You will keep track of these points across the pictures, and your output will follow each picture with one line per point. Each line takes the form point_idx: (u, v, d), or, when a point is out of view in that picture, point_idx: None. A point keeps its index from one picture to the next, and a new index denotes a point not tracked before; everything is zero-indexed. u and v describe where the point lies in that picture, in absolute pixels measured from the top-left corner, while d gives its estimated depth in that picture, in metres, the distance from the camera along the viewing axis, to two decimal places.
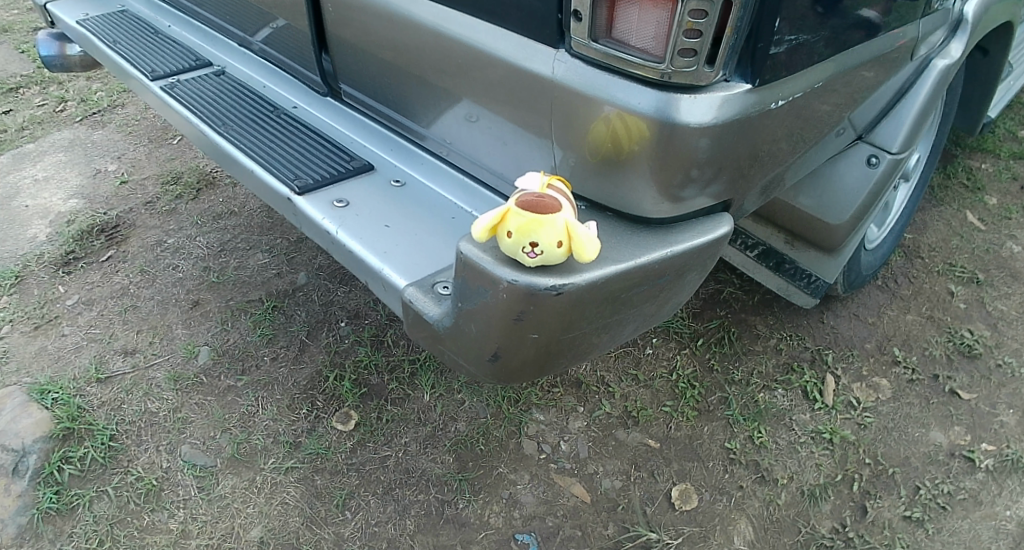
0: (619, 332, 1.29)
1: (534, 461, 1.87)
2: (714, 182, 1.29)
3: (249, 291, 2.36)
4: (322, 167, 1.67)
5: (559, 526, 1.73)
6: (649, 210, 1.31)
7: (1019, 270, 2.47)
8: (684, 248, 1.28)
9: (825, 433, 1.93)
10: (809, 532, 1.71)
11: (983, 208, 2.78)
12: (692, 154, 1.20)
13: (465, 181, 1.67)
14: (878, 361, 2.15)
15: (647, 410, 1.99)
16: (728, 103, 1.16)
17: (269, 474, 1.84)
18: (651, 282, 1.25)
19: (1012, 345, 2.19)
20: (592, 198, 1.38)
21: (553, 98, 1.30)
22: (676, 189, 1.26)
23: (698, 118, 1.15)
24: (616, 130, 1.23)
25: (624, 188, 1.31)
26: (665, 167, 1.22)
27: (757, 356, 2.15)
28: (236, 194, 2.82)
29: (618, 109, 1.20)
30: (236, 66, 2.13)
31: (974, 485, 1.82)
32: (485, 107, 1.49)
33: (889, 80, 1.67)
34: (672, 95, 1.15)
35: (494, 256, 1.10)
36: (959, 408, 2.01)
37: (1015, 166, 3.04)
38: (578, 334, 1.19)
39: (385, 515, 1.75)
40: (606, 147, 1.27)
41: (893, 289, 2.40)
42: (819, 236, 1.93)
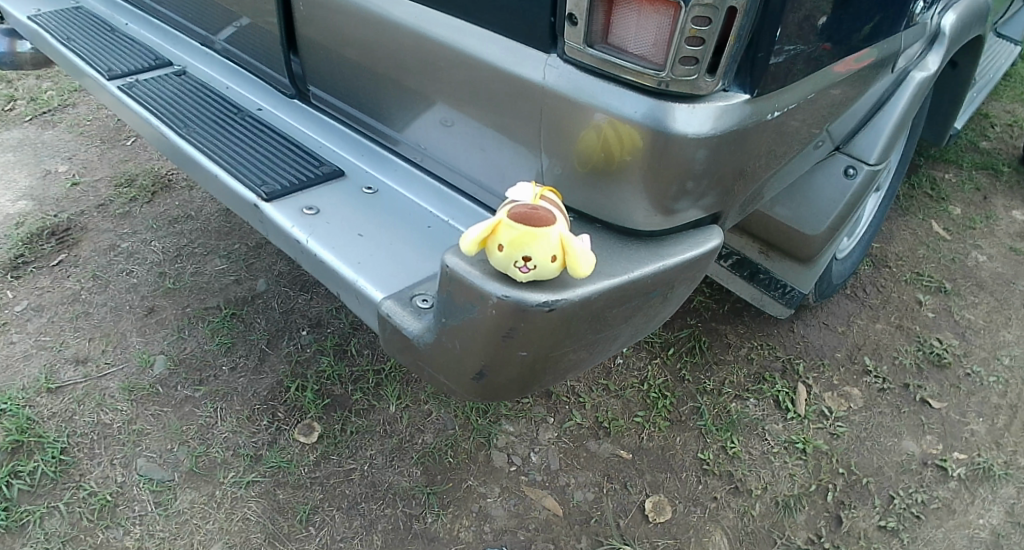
0: (606, 347, 1.26)
1: (504, 473, 1.82)
2: (707, 195, 1.26)
3: (207, 297, 2.28)
4: (290, 172, 1.61)
5: (530, 540, 1.68)
6: (640, 222, 1.28)
7: (984, 279, 2.48)
8: (675, 262, 1.26)
9: (799, 443, 1.90)
10: (785, 543, 1.68)
11: (948, 218, 2.80)
12: (688, 165, 1.17)
13: (441, 188, 1.61)
14: (848, 370, 2.13)
15: (620, 420, 1.94)
16: (726, 113, 1.14)
17: (228, 488, 1.76)
18: (642, 297, 1.22)
19: (980, 354, 2.20)
20: (580, 207, 1.35)
21: (541, 105, 1.26)
22: (670, 200, 1.23)
23: (696, 128, 1.13)
24: (608, 139, 1.20)
25: (615, 199, 1.28)
26: (660, 178, 1.19)
27: (730, 365, 2.12)
28: (192, 198, 2.74)
29: (613, 118, 1.17)
30: (197, 66, 2.06)
31: (946, 494, 1.82)
32: (463, 111, 1.45)
33: (868, 92, 1.67)
34: (669, 104, 1.12)
35: (483, 270, 1.06)
36: (930, 417, 2.00)
37: (978, 176, 3.08)
38: (566, 351, 1.15)
39: (351, 531, 1.69)
40: (598, 156, 1.23)
41: (862, 299, 2.39)
42: (795, 247, 1.91)
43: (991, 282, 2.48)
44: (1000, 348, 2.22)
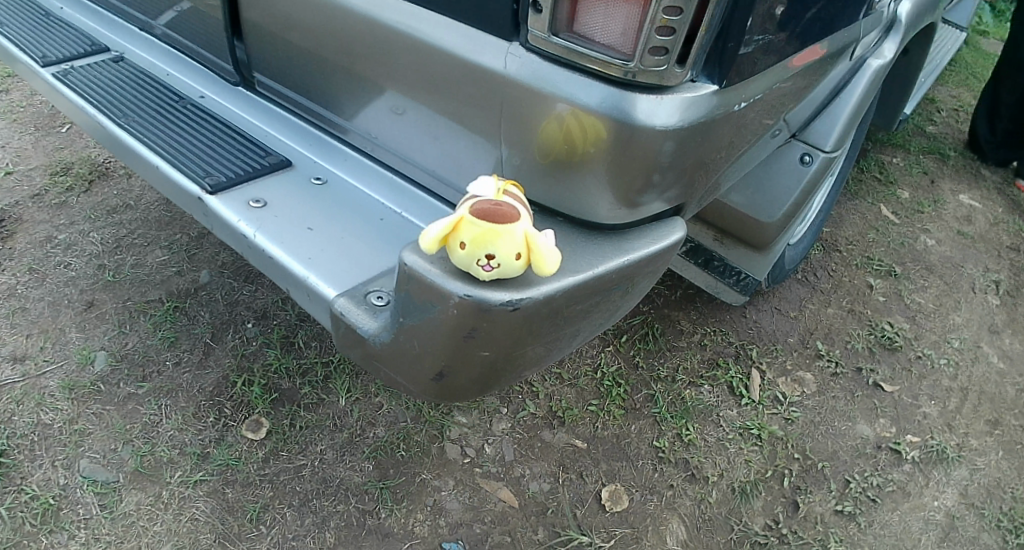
0: (567, 343, 1.24)
1: (458, 465, 1.79)
2: (672, 189, 1.25)
3: (148, 290, 2.21)
4: (235, 163, 1.54)
5: (487, 533, 1.66)
6: (604, 216, 1.27)
7: (933, 262, 2.52)
8: (638, 257, 1.25)
9: (754, 429, 1.89)
10: (742, 529, 1.69)
11: (896, 201, 2.83)
12: (655, 158, 1.16)
13: (393, 178, 1.57)
14: (801, 355, 2.13)
15: (573, 410, 1.91)
16: (694, 105, 1.13)
17: (175, 488, 1.70)
18: (604, 292, 1.21)
19: (930, 338, 2.22)
20: (540, 201, 1.32)
21: (501, 96, 1.23)
22: (634, 194, 1.22)
23: (663, 120, 1.11)
24: (571, 131, 1.17)
25: (578, 192, 1.25)
26: (626, 171, 1.18)
27: (683, 352, 2.10)
28: (132, 187, 2.65)
29: (577, 109, 1.14)
30: (135, 52, 1.99)
31: (901, 477, 1.85)
32: (414, 98, 1.40)
33: (826, 79, 1.68)
34: (637, 96, 1.10)
35: (444, 268, 1.03)
36: (883, 401, 2.02)
37: (924, 160, 3.12)
38: (528, 349, 1.13)
39: (303, 529, 1.65)
40: (560, 149, 1.21)
41: (813, 283, 2.39)
42: (748, 234, 1.88)
43: (939, 266, 2.51)
44: (949, 331, 2.25)
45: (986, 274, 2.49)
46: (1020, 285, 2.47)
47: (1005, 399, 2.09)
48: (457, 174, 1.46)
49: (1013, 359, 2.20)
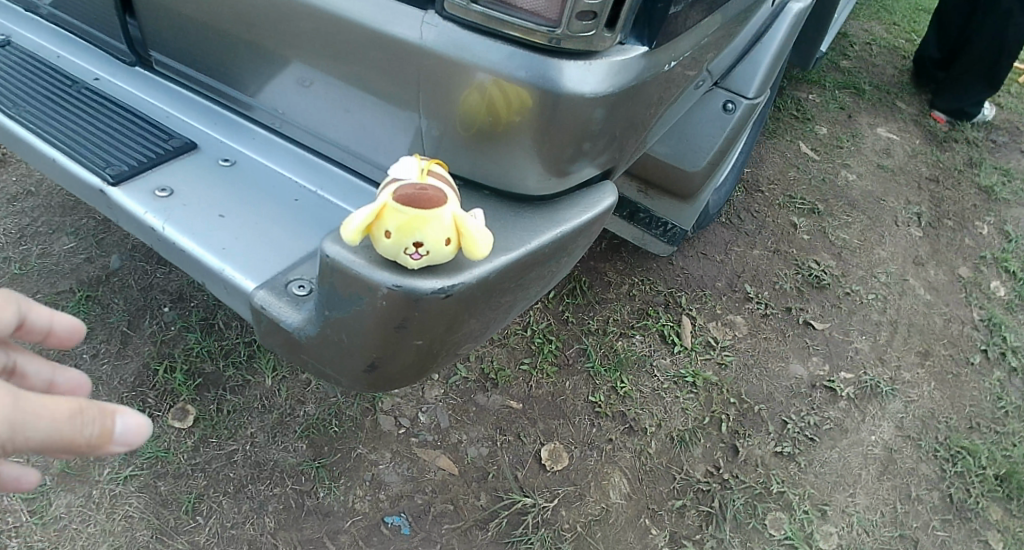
0: (503, 320, 1.12)
1: (394, 436, 1.78)
2: (604, 155, 1.13)
3: (57, 281, 2.10)
4: (140, 148, 1.34)
5: (429, 503, 1.66)
6: (532, 188, 1.13)
7: (854, 198, 2.56)
8: (575, 227, 1.12)
9: (688, 377, 1.89)
10: (683, 478, 1.70)
11: (815, 138, 2.85)
12: (585, 126, 1.04)
13: (304, 155, 1.38)
14: (730, 299, 2.12)
15: (506, 370, 1.89)
16: (625, 70, 1.03)
17: (106, 486, 1.64)
18: (541, 266, 1.09)
19: (857, 273, 2.26)
20: (461, 175, 1.17)
21: (412, 63, 1.07)
22: (565, 164, 1.09)
23: (593, 87, 1.00)
24: (494, 100, 1.03)
25: (502, 165, 1.11)
26: (555, 141, 1.05)
27: (612, 304, 2.06)
28: (30, 170, 2.50)
29: (498, 77, 1.00)
30: (23, 35, 1.82)
31: (837, 413, 1.88)
32: (320, 66, 1.22)
33: (746, 25, 1.65)
34: (564, 63, 0.98)
35: (368, 257, 0.87)
36: (814, 339, 2.05)
37: (841, 95, 3.14)
38: (463, 334, 1.00)
39: (242, 515, 1.62)
40: (482, 119, 1.06)
41: (737, 225, 2.38)
42: (671, 184, 1.85)
43: (861, 201, 2.56)
44: (875, 266, 2.30)
45: (907, 207, 2.55)
46: (941, 217, 2.54)
47: (933, 329, 2.15)
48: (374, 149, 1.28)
49: (937, 289, 2.27)
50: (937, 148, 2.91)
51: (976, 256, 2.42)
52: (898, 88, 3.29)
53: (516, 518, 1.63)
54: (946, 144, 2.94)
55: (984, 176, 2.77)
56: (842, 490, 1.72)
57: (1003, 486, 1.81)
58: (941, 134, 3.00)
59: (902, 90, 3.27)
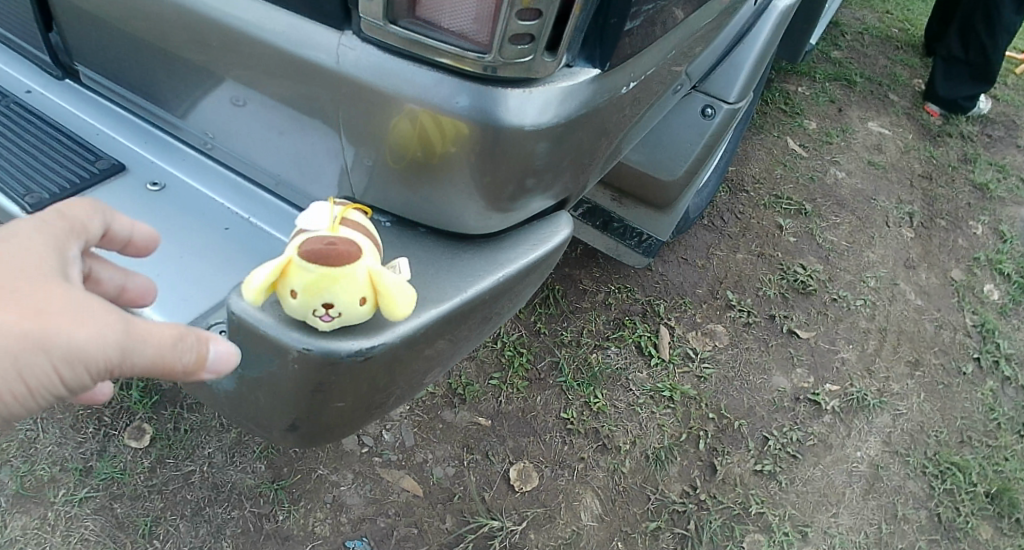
0: (444, 364, 1.07)
1: (356, 456, 1.69)
2: (552, 186, 1.05)
3: None
4: (64, 172, 1.24)
5: (392, 526, 1.58)
6: (472, 225, 1.05)
7: (845, 197, 2.42)
8: (517, 268, 1.05)
9: (666, 391, 1.81)
10: (658, 498, 1.63)
11: (803, 133, 2.67)
12: (527, 162, 0.95)
13: (235, 180, 1.27)
14: (711, 306, 2.02)
15: (474, 385, 1.80)
16: (572, 96, 0.93)
17: (61, 509, 1.57)
18: (481, 311, 1.03)
19: (845, 278, 2.16)
20: (394, 210, 1.08)
21: (338, 91, 0.97)
22: (507, 201, 1.01)
23: (534, 119, 0.90)
24: (427, 132, 0.94)
25: (438, 200, 1.02)
26: (494, 177, 0.96)
27: (586, 313, 1.96)
28: None
29: (429, 110, 0.91)
30: None
31: (821, 429, 1.81)
32: (249, 83, 1.07)
33: (727, 26, 1.54)
34: (502, 92, 0.89)
35: (278, 315, 0.82)
36: (799, 349, 1.96)
37: (831, 87, 2.94)
38: (392, 386, 0.96)
39: (199, 539, 1.55)
40: (415, 152, 0.97)
41: (720, 228, 2.25)
42: (648, 193, 1.72)
43: (850, 200, 2.42)
44: (864, 269, 2.19)
45: (899, 206, 2.42)
46: (935, 216, 2.43)
47: (924, 337, 2.06)
48: (307, 179, 1.17)
49: (928, 294, 2.18)
50: (931, 142, 2.78)
51: (969, 257, 2.32)
52: (891, 78, 3.13)
53: (483, 542, 1.55)
54: (939, 139, 2.81)
55: (978, 172, 2.66)
56: (825, 510, 1.67)
57: (994, 503, 1.77)
58: (935, 128, 2.86)
59: (894, 82, 3.11)
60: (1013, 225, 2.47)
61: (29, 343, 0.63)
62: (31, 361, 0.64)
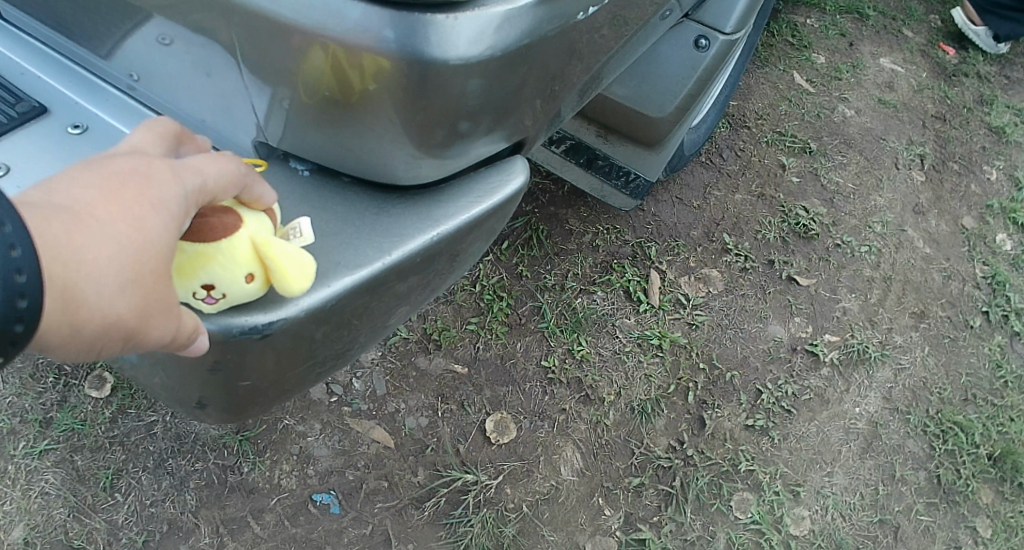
0: (383, 326, 0.97)
1: (325, 406, 1.59)
2: (497, 129, 0.89)
3: None
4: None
5: (361, 479, 1.50)
6: (401, 172, 0.87)
7: (852, 136, 2.28)
8: (455, 227, 0.90)
9: (654, 339, 1.70)
10: (643, 453, 1.55)
11: (811, 68, 2.50)
12: (458, 103, 0.80)
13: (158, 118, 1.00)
14: (706, 251, 1.89)
15: (451, 330, 1.68)
16: (509, 24, 0.78)
17: (20, 462, 1.48)
18: (413, 275, 0.90)
19: (850, 222, 2.03)
20: (313, 158, 0.90)
21: (230, 14, 0.78)
22: (441, 148, 0.84)
23: (461, 51, 0.75)
24: (336, 65, 0.76)
25: (358, 146, 0.85)
26: (423, 121, 0.80)
27: (572, 257, 1.83)
28: None
29: (337, 38, 0.74)
30: None
31: (819, 382, 1.71)
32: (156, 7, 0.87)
33: None
34: (420, 18, 0.74)
35: None
36: (798, 297, 1.85)
37: (842, 20, 2.74)
38: (315, 356, 0.85)
39: (161, 493, 1.47)
40: (328, 90, 0.79)
41: (718, 166, 2.10)
42: (634, 131, 1.56)
43: (858, 139, 2.28)
44: (871, 215, 2.06)
45: (909, 147, 2.29)
46: (946, 159, 2.29)
47: (930, 288, 1.94)
48: (233, 124, 0.92)
49: (938, 243, 2.05)
50: (946, 82, 2.60)
51: (982, 204, 2.19)
52: (906, 13, 2.89)
53: (456, 497, 1.49)
54: (955, 78, 2.63)
55: (995, 115, 2.50)
56: (818, 469, 1.59)
57: (997, 467, 1.68)
58: (950, 67, 2.68)
59: (909, 16, 2.87)
60: None
61: (124, 344, 0.53)
62: (105, 355, 0.53)
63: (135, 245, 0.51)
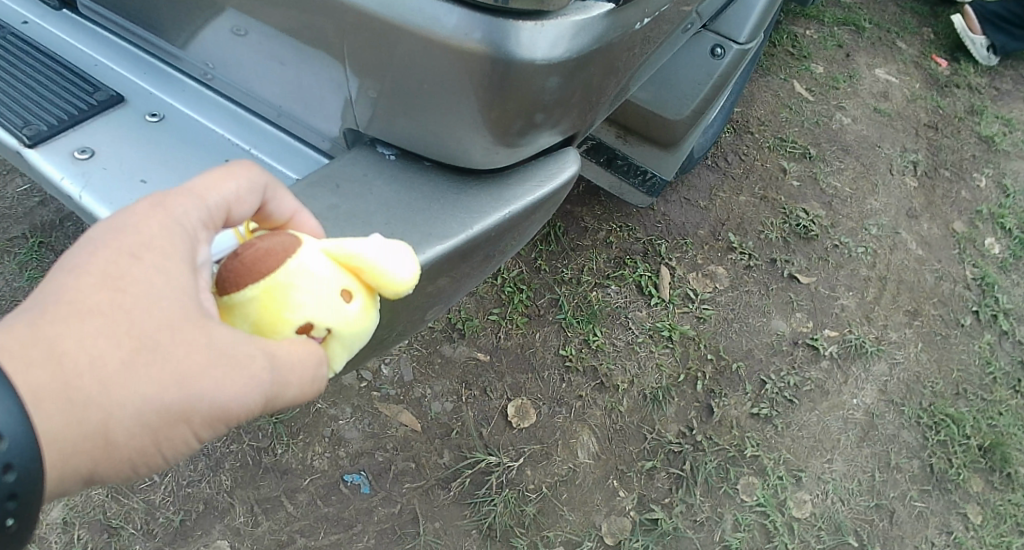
0: (452, 296, 1.10)
1: (355, 390, 1.69)
2: (562, 123, 1.02)
3: (10, 226, 2.06)
4: (58, 105, 1.16)
5: (390, 461, 1.60)
6: (478, 159, 1.01)
7: (849, 143, 2.40)
8: (524, 205, 1.05)
9: (664, 331, 1.81)
10: (655, 438, 1.65)
11: (811, 78, 2.62)
12: (538, 97, 0.93)
13: (236, 111, 1.21)
14: (713, 248, 2.00)
15: (474, 320, 1.79)
16: (584, 31, 0.92)
17: None
18: (485, 248, 1.04)
19: (847, 224, 2.15)
20: (396, 144, 1.04)
21: (343, 20, 0.93)
22: (516, 136, 0.98)
23: (545, 52, 0.89)
24: (437, 62, 0.90)
25: (444, 135, 0.99)
26: (506, 111, 0.93)
27: (587, 252, 1.93)
28: None
29: (439, 39, 0.88)
30: None
31: (819, 374, 1.82)
32: (266, 17, 1.03)
33: None
34: (511, 22, 0.87)
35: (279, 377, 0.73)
36: (799, 293, 1.96)
37: (839, 32, 2.88)
38: (403, 318, 0.99)
39: (197, 474, 1.55)
40: (426, 83, 0.93)
41: (724, 169, 2.22)
42: (652, 132, 1.65)
43: (855, 146, 2.40)
44: (867, 218, 2.18)
45: (903, 154, 2.41)
46: (938, 166, 2.41)
47: (923, 287, 2.06)
48: (311, 113, 1.11)
49: (929, 245, 2.17)
50: (938, 93, 2.73)
51: (972, 210, 2.31)
52: (901, 26, 3.03)
53: (480, 478, 1.58)
54: (947, 89, 2.76)
55: (984, 125, 2.63)
56: (819, 456, 1.69)
57: (987, 457, 1.79)
58: (942, 78, 2.81)
59: (904, 29, 3.01)
60: (1017, 179, 2.46)
61: (172, 413, 0.57)
62: (171, 434, 0.58)
63: (102, 316, 0.56)
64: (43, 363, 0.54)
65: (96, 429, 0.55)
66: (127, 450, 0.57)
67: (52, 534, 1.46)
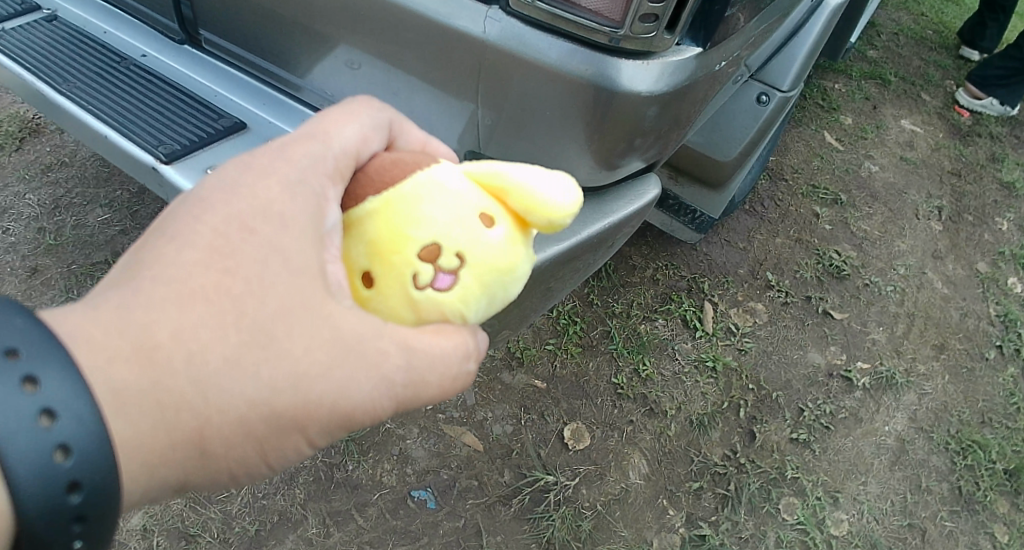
0: (553, 293, 1.34)
1: (422, 413, 1.82)
2: (654, 148, 1.23)
3: (92, 252, 2.13)
4: (189, 127, 1.34)
5: (454, 478, 1.71)
6: (583, 178, 1.23)
7: (877, 190, 2.53)
8: (618, 218, 1.29)
9: (709, 361, 1.94)
10: (701, 461, 1.77)
11: (840, 128, 2.78)
12: (638, 123, 1.13)
13: None
14: (752, 285, 2.14)
15: (531, 349, 1.93)
16: (680, 70, 1.11)
17: None
18: (586, 251, 1.27)
19: (877, 265, 2.28)
20: (513, 164, 1.26)
21: (478, 62, 1.13)
22: (617, 156, 1.19)
23: (648, 86, 1.09)
24: (559, 95, 1.11)
25: (556, 157, 1.20)
26: (612, 135, 1.14)
27: (636, 288, 2.08)
28: (65, 141, 2.47)
29: (563, 76, 1.08)
30: (69, 8, 1.70)
31: (853, 403, 1.94)
32: (396, 59, 1.23)
33: (781, 26, 1.64)
34: (624, 63, 1.07)
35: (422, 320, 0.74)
36: (833, 328, 2.09)
37: (866, 85, 3.05)
38: (521, 307, 1.22)
39: (272, 487, 1.66)
40: (547, 111, 1.14)
41: (761, 213, 2.37)
42: (702, 172, 1.81)
43: (883, 193, 2.54)
44: (894, 258, 2.31)
45: (928, 200, 2.55)
46: (962, 211, 2.55)
47: (949, 323, 2.18)
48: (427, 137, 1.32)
49: (955, 284, 2.30)
50: (961, 142, 2.87)
51: (994, 251, 2.44)
52: (924, 79, 3.19)
53: (538, 495, 1.69)
54: (969, 138, 2.90)
55: (1006, 172, 2.76)
56: (854, 479, 1.80)
57: (1011, 481, 1.89)
58: (965, 127, 2.96)
59: (927, 82, 3.17)
60: None
61: (274, 417, 0.60)
62: (267, 432, 0.61)
63: (210, 303, 0.59)
64: (142, 358, 0.56)
65: (191, 431, 0.58)
66: (222, 452, 0.60)
67: (132, 540, 1.56)
